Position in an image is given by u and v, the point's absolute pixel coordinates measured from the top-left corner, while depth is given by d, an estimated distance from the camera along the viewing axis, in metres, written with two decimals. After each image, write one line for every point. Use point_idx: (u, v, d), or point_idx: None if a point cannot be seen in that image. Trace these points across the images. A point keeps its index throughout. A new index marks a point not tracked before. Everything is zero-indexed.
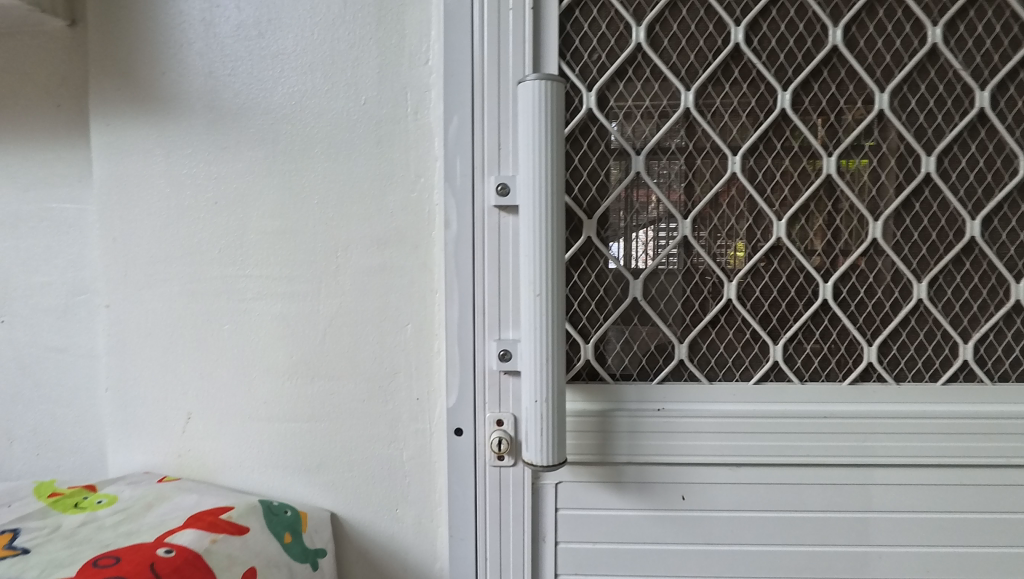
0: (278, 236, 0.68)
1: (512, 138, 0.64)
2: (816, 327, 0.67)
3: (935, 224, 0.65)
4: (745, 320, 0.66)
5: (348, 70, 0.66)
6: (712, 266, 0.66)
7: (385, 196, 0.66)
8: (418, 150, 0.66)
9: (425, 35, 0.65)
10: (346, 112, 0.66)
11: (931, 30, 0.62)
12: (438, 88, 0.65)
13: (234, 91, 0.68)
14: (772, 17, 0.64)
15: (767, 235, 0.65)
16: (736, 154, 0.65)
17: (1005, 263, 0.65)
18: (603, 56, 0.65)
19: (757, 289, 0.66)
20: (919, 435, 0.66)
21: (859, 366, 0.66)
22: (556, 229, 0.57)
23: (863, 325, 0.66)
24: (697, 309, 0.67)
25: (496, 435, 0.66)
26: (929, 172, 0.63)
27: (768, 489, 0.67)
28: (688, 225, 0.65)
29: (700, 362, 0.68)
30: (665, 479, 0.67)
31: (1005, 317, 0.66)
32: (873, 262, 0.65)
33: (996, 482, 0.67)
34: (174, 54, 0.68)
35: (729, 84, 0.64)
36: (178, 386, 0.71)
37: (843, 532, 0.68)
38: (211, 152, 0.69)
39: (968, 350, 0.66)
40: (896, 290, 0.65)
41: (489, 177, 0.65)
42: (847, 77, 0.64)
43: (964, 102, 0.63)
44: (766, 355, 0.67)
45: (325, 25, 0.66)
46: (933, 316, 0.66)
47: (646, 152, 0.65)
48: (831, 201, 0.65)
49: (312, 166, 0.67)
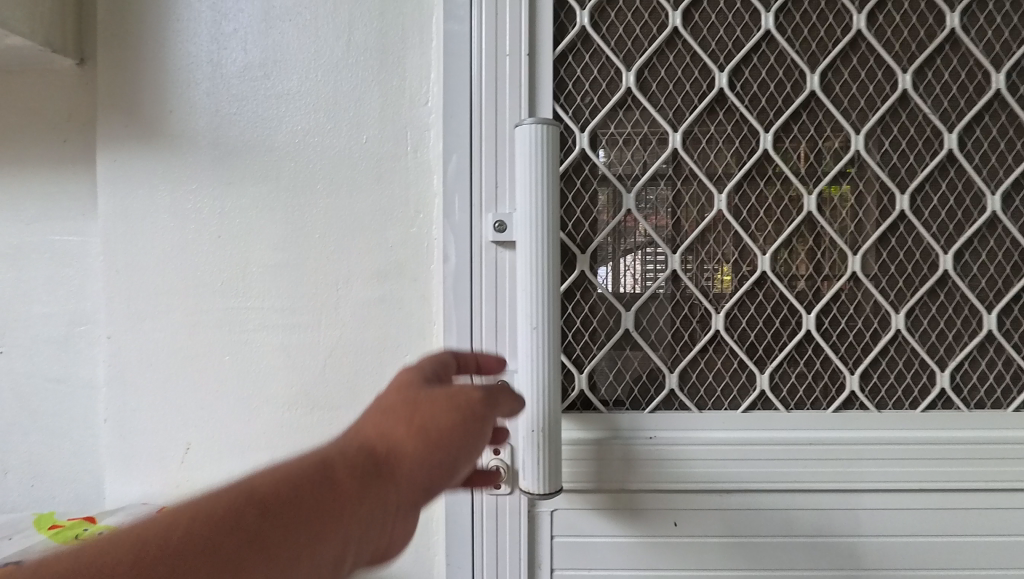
0: (280, 269, 0.70)
1: (510, 176, 0.67)
2: (800, 357, 0.69)
3: (911, 258, 0.68)
4: (733, 349, 0.69)
5: (351, 110, 0.69)
6: (700, 298, 0.69)
7: (385, 230, 0.69)
8: (419, 186, 0.68)
9: (425, 77, 0.68)
10: (348, 150, 0.69)
11: (902, 76, 0.66)
12: (437, 128, 0.68)
13: (240, 129, 0.70)
14: (754, 64, 0.67)
15: (753, 268, 0.68)
16: (722, 191, 0.68)
17: (977, 295, 0.68)
18: (594, 99, 0.68)
19: (743, 320, 0.69)
20: (900, 459, 0.68)
21: (841, 395, 0.69)
22: (553, 265, 0.59)
23: (845, 354, 0.69)
24: (686, 339, 0.69)
25: (493, 463, 0.68)
26: (904, 209, 0.67)
27: (756, 513, 0.69)
28: (677, 258, 0.68)
29: (690, 392, 0.70)
30: (657, 505, 0.69)
31: (978, 346, 0.69)
32: (853, 294, 0.68)
33: (973, 503, 0.69)
34: (181, 92, 0.71)
35: (715, 125, 0.68)
36: (178, 417, 0.72)
37: (832, 556, 0.69)
38: (215, 187, 0.71)
39: (944, 379, 0.69)
40: (875, 320, 0.68)
41: (487, 214, 0.67)
42: (825, 120, 0.67)
43: (934, 143, 0.67)
44: (753, 384, 0.69)
45: (329, 67, 0.69)
46: (911, 346, 0.69)
47: (635, 189, 0.68)
48: (812, 237, 0.68)
49: (313, 201, 0.70)
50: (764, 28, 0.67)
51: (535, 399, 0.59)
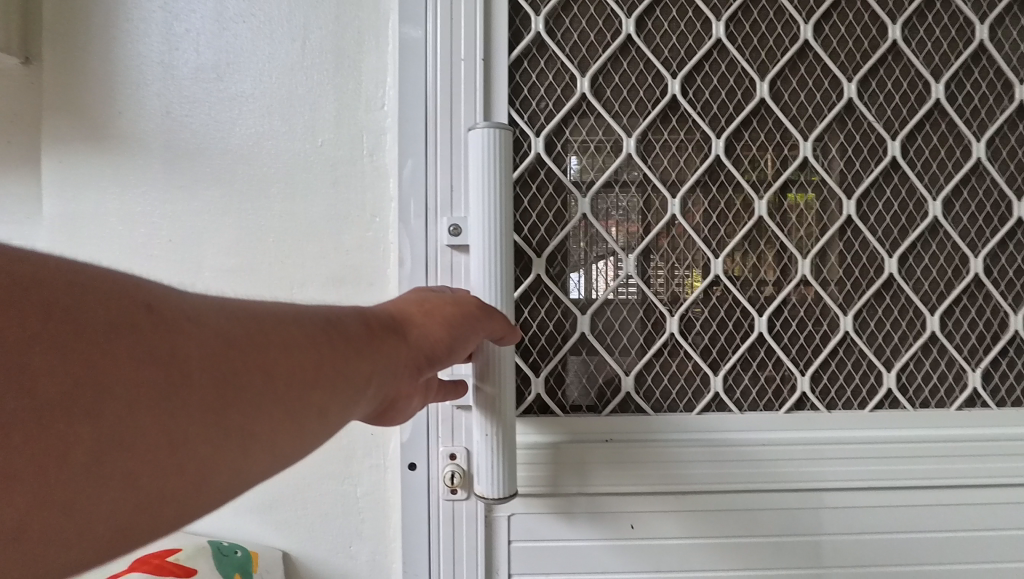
0: (234, 274, 0.69)
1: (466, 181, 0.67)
2: (753, 359, 0.70)
3: (858, 261, 0.70)
4: (687, 352, 0.70)
5: (307, 113, 0.68)
6: (655, 302, 0.69)
7: (341, 234, 0.68)
8: (375, 189, 0.68)
9: (381, 81, 0.68)
10: (303, 153, 0.68)
11: (847, 85, 0.68)
12: (393, 131, 0.68)
13: (192, 131, 0.69)
14: (705, 72, 0.69)
15: (707, 271, 0.69)
16: (675, 196, 0.69)
17: (921, 297, 0.70)
18: (549, 104, 0.69)
19: (698, 323, 0.70)
20: (850, 458, 0.70)
21: (792, 396, 0.70)
22: (507, 269, 0.59)
23: (796, 356, 0.70)
24: (642, 342, 0.70)
25: (449, 469, 0.67)
26: (850, 214, 0.69)
27: (712, 513, 0.70)
28: (631, 262, 0.69)
29: (645, 395, 0.71)
30: (614, 507, 0.69)
31: (922, 347, 0.71)
32: (803, 296, 0.70)
33: (918, 500, 0.71)
34: (131, 93, 0.69)
35: (668, 131, 0.69)
36: None
37: (787, 557, 0.70)
38: (166, 190, 0.69)
39: (890, 379, 0.71)
40: (824, 322, 0.70)
41: (442, 218, 0.67)
42: (774, 127, 0.69)
43: (878, 150, 0.69)
44: (707, 386, 0.70)
45: (283, 70, 0.68)
46: (859, 347, 0.70)
47: (590, 194, 0.69)
48: (766, 241, 0.70)
49: (267, 204, 0.69)
50: (714, 37, 0.68)
51: (487, 402, 0.59)
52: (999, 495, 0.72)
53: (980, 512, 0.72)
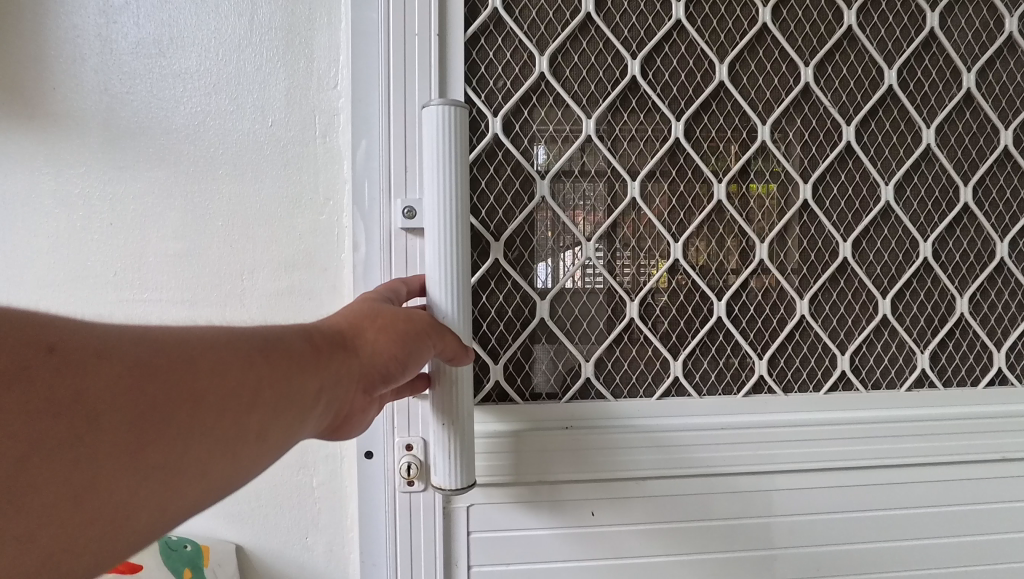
0: (180, 259, 0.66)
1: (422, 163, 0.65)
2: (712, 344, 0.71)
3: (813, 246, 0.70)
4: (647, 337, 0.70)
5: (256, 91, 0.65)
6: (616, 287, 0.69)
7: (293, 218, 0.66)
8: (328, 172, 0.66)
9: (334, 60, 0.66)
10: (252, 133, 0.66)
11: (804, 69, 0.69)
12: (346, 112, 0.66)
13: (132, 110, 0.65)
14: (665, 52, 0.68)
15: (666, 255, 0.69)
16: (635, 179, 0.68)
17: (873, 280, 0.71)
18: (507, 83, 0.67)
19: (658, 308, 0.70)
20: (805, 441, 0.71)
21: (751, 379, 0.71)
22: (463, 254, 0.58)
23: (754, 340, 0.71)
24: (603, 328, 0.69)
25: (405, 460, 0.66)
26: (806, 199, 0.69)
27: (671, 499, 0.70)
28: (591, 246, 0.68)
29: (606, 380, 0.71)
30: (574, 495, 0.69)
31: (875, 329, 0.72)
32: (762, 281, 0.70)
33: (870, 480, 0.72)
34: (68, 69, 0.65)
35: (628, 113, 0.68)
36: None
37: (742, 539, 0.71)
38: (106, 172, 0.66)
39: (844, 361, 0.72)
40: (782, 306, 0.71)
41: (396, 201, 0.65)
42: (733, 110, 0.69)
43: (834, 136, 0.70)
44: (667, 371, 0.70)
45: (230, 46, 0.65)
46: (814, 331, 0.71)
47: (550, 176, 0.68)
48: (723, 224, 0.70)
49: (215, 186, 0.66)
50: (674, 18, 0.68)
51: (443, 392, 0.57)
52: (946, 473, 0.74)
53: (929, 490, 0.73)
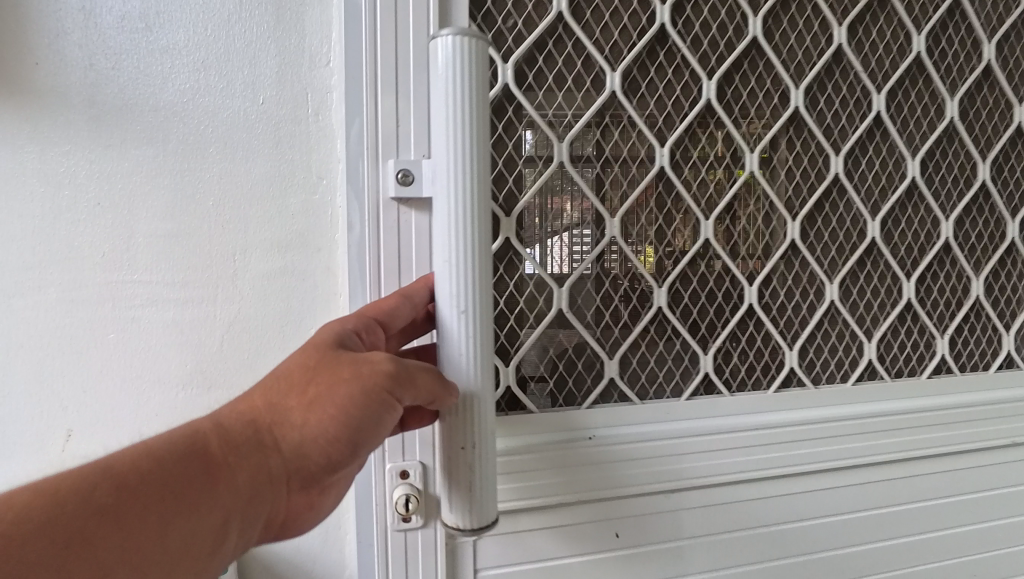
0: (169, 241, 0.65)
1: (425, 124, 0.65)
2: (741, 331, 0.80)
3: (841, 226, 0.82)
4: (675, 328, 0.77)
5: (246, 69, 0.64)
6: (641, 272, 0.75)
7: (286, 198, 0.65)
8: (320, 151, 0.65)
9: (326, 36, 0.65)
10: (243, 111, 0.64)
11: (836, 31, 0.78)
12: (339, 91, 0.65)
13: (119, 86, 0.64)
14: (698, 6, 0.75)
15: (696, 236, 0.77)
16: (663, 147, 0.74)
17: (897, 262, 0.85)
18: (519, 25, 0.69)
19: (685, 295, 0.78)
20: (806, 447, 0.82)
21: (780, 372, 0.82)
22: (479, 225, 0.50)
23: (784, 328, 0.82)
24: (628, 320, 0.76)
25: (402, 492, 0.66)
26: (836, 171, 0.80)
27: (688, 514, 0.78)
28: (613, 225, 0.73)
29: (631, 381, 0.78)
30: (604, 516, 0.75)
31: (896, 316, 0.86)
32: (791, 261, 0.81)
33: (847, 480, 0.84)
34: (50, 44, 0.63)
35: (654, 68, 0.74)
36: (55, 404, 0.67)
37: (725, 517, 0.80)
38: (91, 150, 0.64)
39: (870, 349, 0.85)
40: (811, 290, 0.82)
41: (389, 162, 0.64)
42: (766, 69, 0.77)
43: (863, 104, 0.81)
44: (695, 366, 0.79)
45: (219, 21, 0.63)
46: (841, 317, 0.83)
47: (568, 141, 0.71)
48: (742, 220, 0.78)
49: (205, 166, 0.65)
50: None
51: (450, 420, 0.51)
52: (897, 468, 0.87)
53: (891, 487, 0.87)
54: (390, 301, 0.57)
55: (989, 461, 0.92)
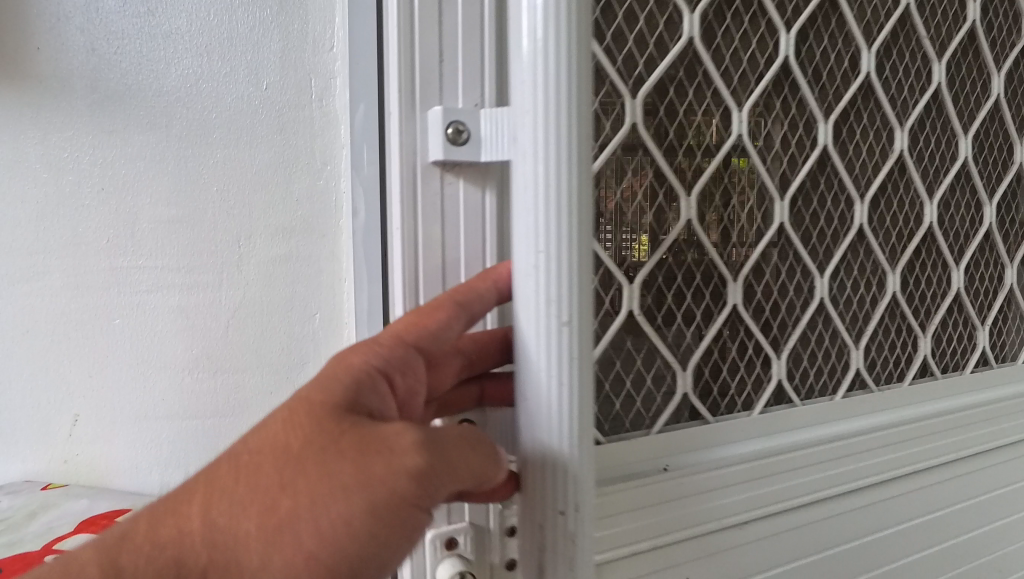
0: (173, 226, 0.65)
1: (475, 72, 0.59)
2: (812, 325, 0.84)
3: (903, 211, 0.90)
4: (746, 326, 0.78)
5: (250, 52, 0.64)
6: (721, 266, 0.74)
7: (290, 184, 0.65)
8: (324, 136, 0.65)
9: (329, 21, 0.64)
10: (246, 97, 0.64)
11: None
12: (343, 75, 0.65)
13: (122, 71, 0.64)
14: None
15: (772, 221, 0.77)
16: (741, 111, 0.73)
17: (943, 252, 0.95)
18: None
19: (759, 288, 0.79)
20: (852, 457, 0.85)
21: (845, 372, 0.87)
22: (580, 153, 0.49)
23: (848, 320, 0.87)
24: (707, 314, 0.75)
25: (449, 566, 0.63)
26: (898, 149, 0.86)
27: (757, 544, 0.77)
28: (691, 203, 0.71)
29: (704, 389, 0.77)
30: (687, 556, 0.72)
31: (937, 303, 0.96)
32: (856, 246, 0.86)
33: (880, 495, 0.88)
34: (50, 28, 0.63)
35: (731, 18, 0.73)
36: (62, 387, 0.68)
37: (789, 543, 0.79)
38: (95, 134, 0.64)
39: (924, 344, 0.95)
40: (874, 277, 0.88)
41: (436, 110, 0.58)
42: (838, 32, 0.81)
43: (924, 75, 0.89)
44: (768, 366, 0.80)
45: (222, 6, 0.63)
46: (899, 307, 0.91)
47: (641, 94, 0.66)
48: (811, 206, 0.82)
49: (209, 151, 0.65)
50: None
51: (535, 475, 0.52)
52: (913, 477, 0.92)
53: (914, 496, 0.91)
54: (443, 312, 0.52)
55: (974, 467, 0.99)
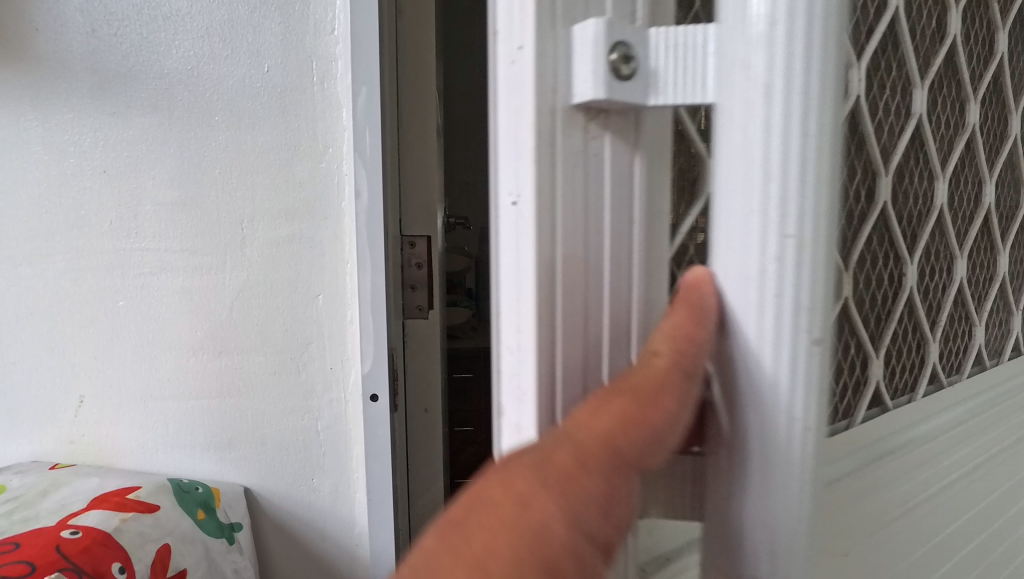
0: (176, 208, 0.66)
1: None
2: (958, 297, 0.71)
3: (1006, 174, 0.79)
4: (915, 305, 0.63)
5: (250, 36, 0.64)
6: (901, 230, 0.59)
7: (292, 167, 0.65)
8: (326, 119, 0.65)
9: (330, 3, 0.64)
10: (247, 79, 0.64)
11: None
12: (345, 58, 0.64)
13: (122, 53, 0.64)
14: None
15: (935, 187, 0.64)
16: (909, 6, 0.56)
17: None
18: None
19: (929, 261, 0.65)
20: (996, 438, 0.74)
21: (972, 349, 0.74)
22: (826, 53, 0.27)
23: (975, 299, 0.75)
24: (892, 296, 0.59)
25: None
26: (1006, 102, 0.77)
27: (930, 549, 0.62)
28: (888, 159, 0.56)
29: (893, 384, 0.61)
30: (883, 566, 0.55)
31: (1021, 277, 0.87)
32: (980, 205, 0.73)
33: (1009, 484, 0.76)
34: (49, 10, 0.64)
35: None
36: (69, 368, 0.70)
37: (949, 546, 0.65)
38: (96, 116, 0.65)
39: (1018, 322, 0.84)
40: (989, 248, 0.77)
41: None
42: None
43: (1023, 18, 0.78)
44: (926, 347, 0.66)
45: None
46: (1003, 287, 0.81)
47: None
48: (954, 154, 0.67)
49: (211, 134, 0.65)
50: None
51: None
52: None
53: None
54: (663, 389, 0.28)
55: None
